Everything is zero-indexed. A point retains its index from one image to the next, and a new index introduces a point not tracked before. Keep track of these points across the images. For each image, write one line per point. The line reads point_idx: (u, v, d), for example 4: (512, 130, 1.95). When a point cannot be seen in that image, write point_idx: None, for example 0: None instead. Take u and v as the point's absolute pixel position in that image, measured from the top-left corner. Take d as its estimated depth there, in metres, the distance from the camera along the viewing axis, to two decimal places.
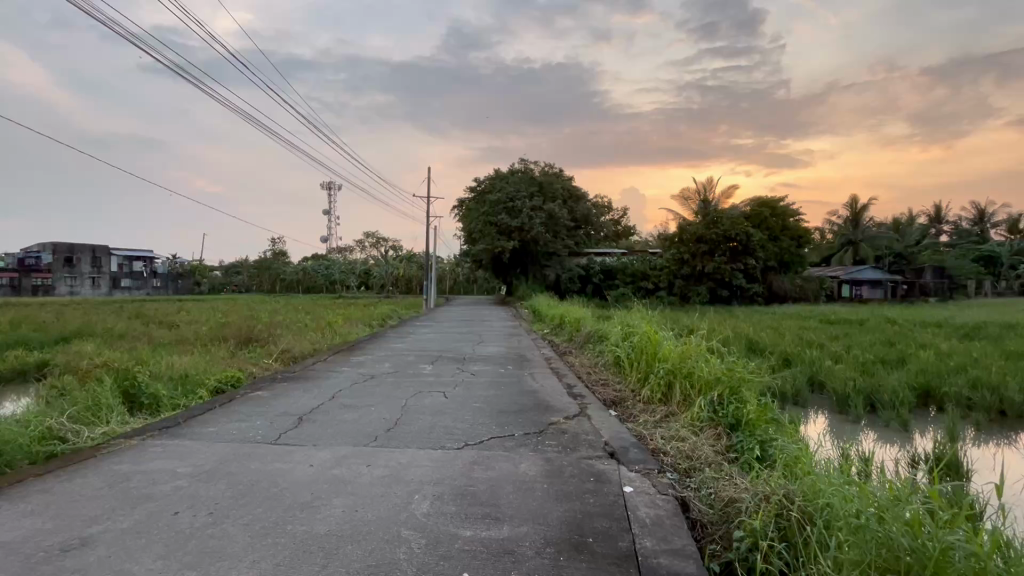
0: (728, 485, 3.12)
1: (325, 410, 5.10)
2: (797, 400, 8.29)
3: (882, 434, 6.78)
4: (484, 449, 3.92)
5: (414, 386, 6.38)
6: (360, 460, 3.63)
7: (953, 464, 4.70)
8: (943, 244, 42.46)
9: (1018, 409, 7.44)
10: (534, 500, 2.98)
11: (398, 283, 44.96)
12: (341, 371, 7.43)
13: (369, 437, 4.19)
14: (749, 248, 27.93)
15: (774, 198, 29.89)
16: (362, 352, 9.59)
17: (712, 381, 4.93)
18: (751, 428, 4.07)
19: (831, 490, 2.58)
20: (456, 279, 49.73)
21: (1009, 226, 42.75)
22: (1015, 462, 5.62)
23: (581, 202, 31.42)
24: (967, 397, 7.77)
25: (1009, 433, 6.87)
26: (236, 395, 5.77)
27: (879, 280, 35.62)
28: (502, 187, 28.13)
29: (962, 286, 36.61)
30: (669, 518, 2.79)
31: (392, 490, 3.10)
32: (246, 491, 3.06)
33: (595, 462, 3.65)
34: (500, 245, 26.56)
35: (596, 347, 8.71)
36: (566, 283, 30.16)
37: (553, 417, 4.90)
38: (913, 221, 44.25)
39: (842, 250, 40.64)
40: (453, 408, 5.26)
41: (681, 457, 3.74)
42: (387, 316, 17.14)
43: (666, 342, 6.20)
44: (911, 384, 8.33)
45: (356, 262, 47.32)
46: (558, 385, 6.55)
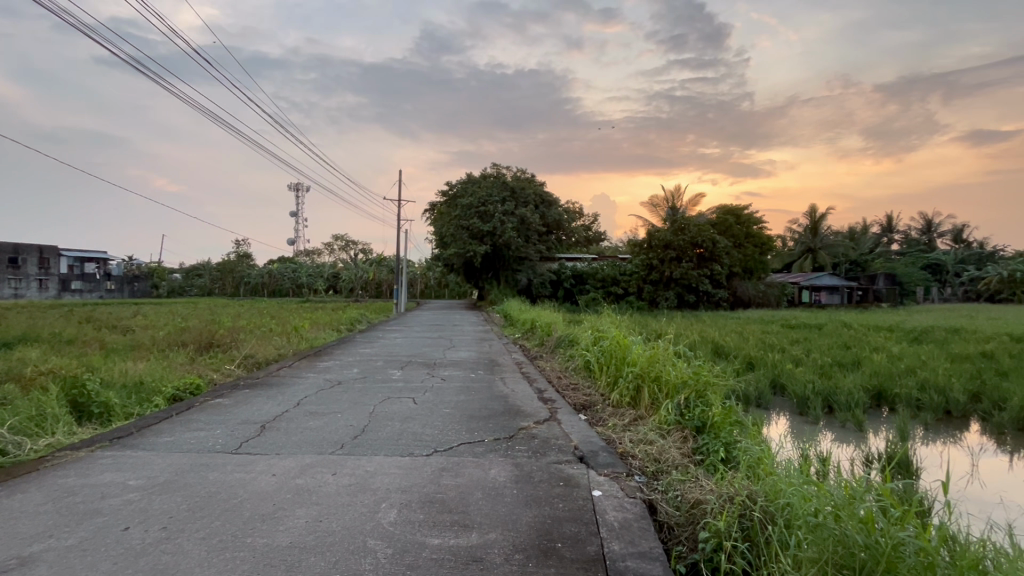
0: (693, 487, 3.18)
1: (289, 418, 4.95)
2: (760, 402, 8.56)
3: (840, 434, 7.06)
4: (454, 455, 3.87)
5: (382, 392, 6.27)
6: (326, 469, 3.53)
7: (903, 462, 4.93)
8: (894, 253, 44.72)
9: (962, 409, 7.88)
10: (503, 506, 2.96)
11: (368, 287, 44.27)
12: (306, 377, 7.22)
13: (335, 445, 4.10)
14: (715, 255, 28.76)
15: (738, 206, 30.75)
16: (330, 358, 9.37)
17: (678, 386, 5.04)
18: (716, 431, 4.17)
19: (791, 491, 2.66)
20: (427, 284, 49.38)
21: (953, 236, 45.41)
22: (959, 459, 5.95)
23: (553, 207, 31.64)
24: (917, 398, 8.18)
25: (954, 432, 7.25)
26: (195, 403, 5.55)
27: (836, 286, 37.21)
28: (474, 191, 28.08)
29: (912, 292, 38.62)
30: (637, 520, 2.82)
31: (359, 498, 3.03)
32: (202, 503, 2.93)
33: (564, 466, 3.67)
34: (472, 248, 26.55)
35: (567, 351, 8.79)
36: (537, 288, 30.30)
37: (523, 421, 4.91)
38: (867, 230, 46.50)
39: (802, 257, 42.35)
40: (422, 414, 5.19)
41: (648, 461, 3.80)
42: (355, 320, 16.83)
43: (635, 347, 6.29)
44: (865, 386, 8.71)
45: (325, 265, 46.48)
46: (529, 390, 6.55)
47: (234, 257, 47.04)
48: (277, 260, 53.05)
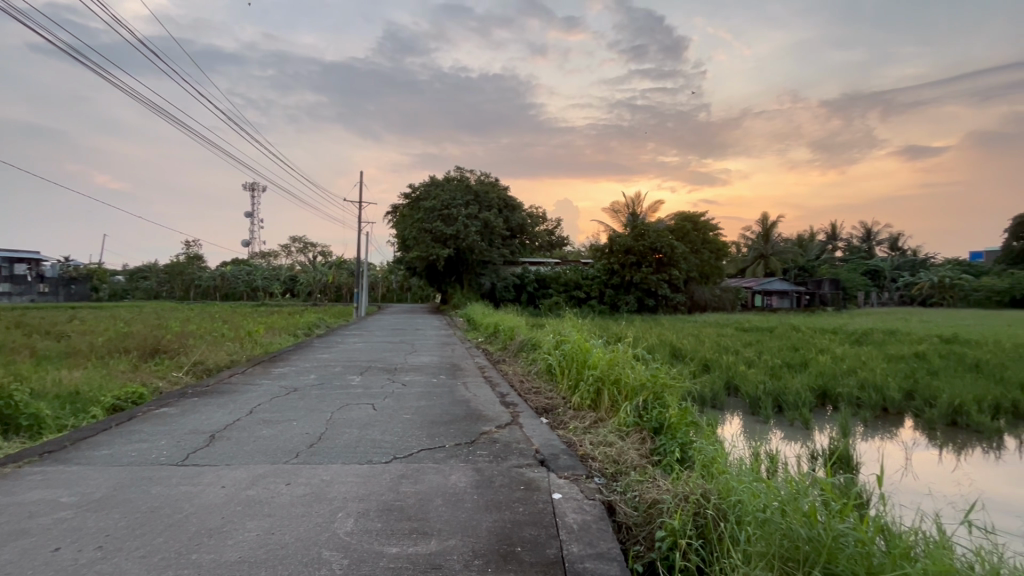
0: (651, 487, 3.25)
1: (241, 427, 4.74)
2: (715, 403, 8.86)
3: (789, 432, 7.40)
4: (414, 461, 3.82)
5: (340, 399, 6.11)
6: (278, 478, 3.41)
7: (844, 456, 5.22)
8: (837, 260, 47.38)
9: (897, 406, 8.43)
10: (463, 512, 2.94)
11: (327, 290, 43.21)
12: (260, 384, 6.95)
13: (289, 453, 3.96)
14: (673, 260, 29.64)
15: (695, 213, 31.64)
16: (285, 363, 9.06)
17: (637, 389, 5.17)
18: (673, 432, 4.30)
19: (741, 488, 2.75)
20: (389, 287, 48.68)
21: (890, 243, 48.45)
22: (894, 453, 6.35)
23: (516, 211, 31.74)
24: (857, 397, 8.66)
25: (891, 427, 7.73)
26: (138, 413, 5.25)
27: (786, 291, 39.03)
28: (438, 194, 27.90)
29: (853, 296, 40.96)
30: (595, 522, 2.86)
31: (314, 508, 2.94)
32: (143, 520, 2.77)
33: (525, 470, 3.69)
34: (435, 252, 26.36)
35: (529, 355, 8.84)
36: (500, 292, 30.33)
37: (485, 426, 4.90)
38: (813, 237, 49.00)
39: (754, 263, 44.21)
40: (382, 421, 5.08)
41: (608, 462, 3.86)
42: (313, 325, 16.32)
43: (595, 350, 6.40)
44: (811, 385, 9.16)
45: (282, 268, 45.12)
46: (491, 394, 6.56)
47: (183, 258, 44.89)
48: (230, 262, 50.91)
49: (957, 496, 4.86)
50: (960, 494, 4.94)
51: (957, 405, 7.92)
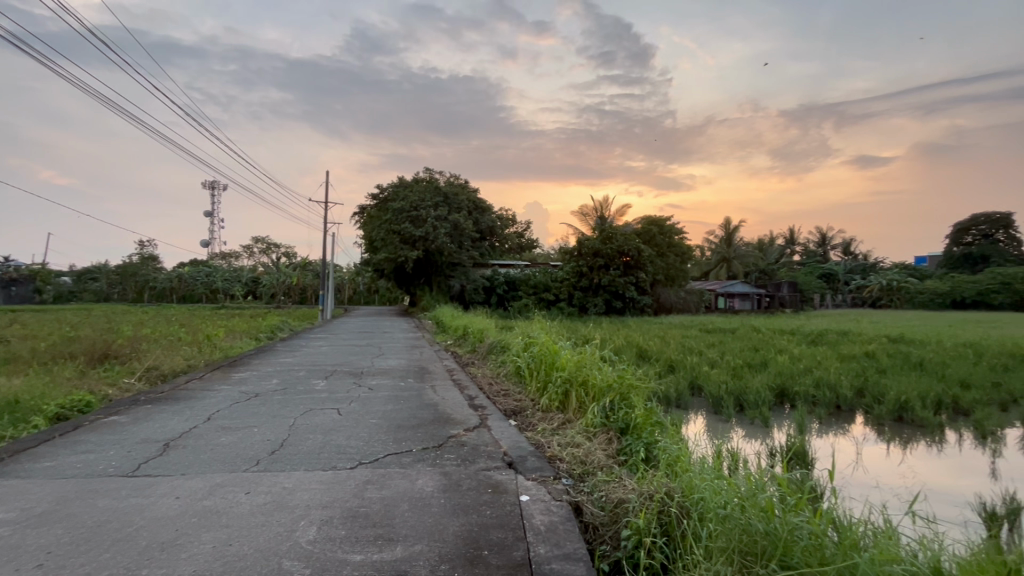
0: (617, 487, 3.29)
1: (198, 435, 4.56)
2: (679, 403, 9.06)
3: (749, 430, 7.65)
4: (380, 467, 3.76)
5: (304, 404, 5.95)
6: (238, 488, 3.30)
7: (800, 453, 5.43)
8: (795, 263, 49.34)
9: (849, 403, 8.82)
10: (430, 517, 2.91)
11: (291, 292, 42.14)
12: (219, 390, 6.69)
13: (249, 461, 3.84)
14: (640, 263, 30.24)
15: (661, 217, 32.33)
16: (247, 368, 8.77)
17: (604, 390, 5.24)
18: (639, 432, 4.38)
19: (704, 485, 2.83)
20: (356, 289, 47.87)
21: (843, 248, 50.77)
22: (847, 448, 6.65)
23: (486, 214, 31.75)
24: (813, 395, 9.01)
25: (844, 424, 8.09)
26: (84, 422, 4.97)
27: (747, 293, 40.30)
28: (406, 195, 27.60)
29: (810, 299, 42.70)
30: (562, 523, 2.88)
31: (274, 517, 2.85)
32: (89, 535, 2.62)
33: (493, 473, 3.68)
34: (404, 254, 26.05)
35: (498, 357, 8.84)
36: (470, 294, 30.18)
37: (452, 429, 4.87)
38: (773, 242, 50.84)
39: (718, 266, 45.50)
40: (347, 425, 4.99)
41: (576, 463, 3.90)
42: (276, 328, 15.85)
43: (563, 352, 6.45)
44: (770, 385, 9.49)
45: (243, 269, 43.84)
46: (460, 397, 6.52)
47: (136, 259, 42.87)
48: (188, 262, 48.94)
49: (902, 488, 5.13)
50: (905, 486, 5.22)
51: (903, 402, 8.35)
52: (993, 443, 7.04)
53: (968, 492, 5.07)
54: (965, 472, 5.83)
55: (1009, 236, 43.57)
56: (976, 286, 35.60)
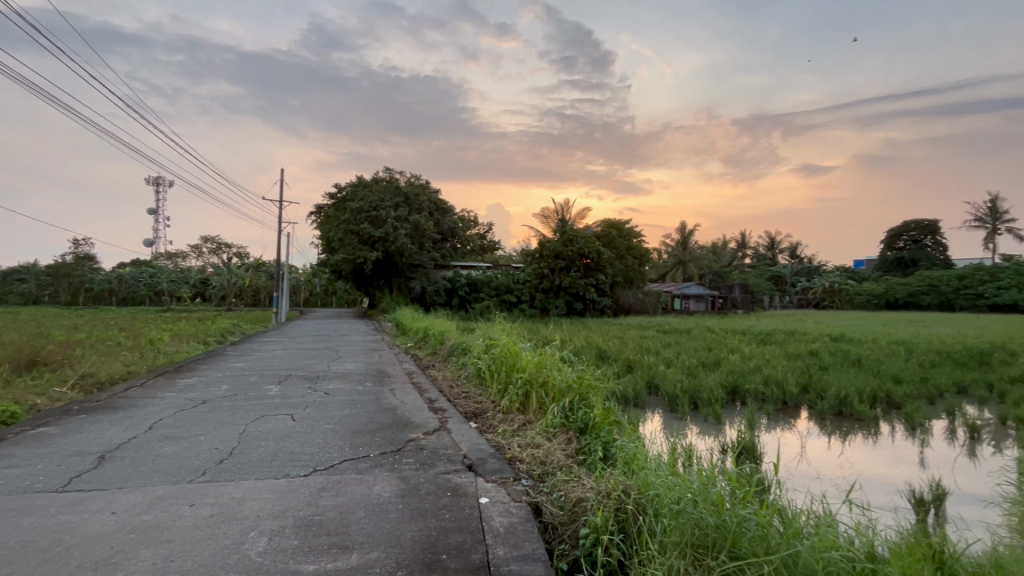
0: (576, 486, 3.33)
1: (138, 446, 4.30)
2: (637, 402, 9.28)
3: (703, 427, 7.92)
4: (335, 473, 3.66)
5: (256, 410, 5.72)
6: (182, 500, 3.13)
7: (749, 447, 5.66)
8: (745, 266, 51.45)
9: (795, 399, 9.27)
10: (387, 524, 2.85)
11: (243, 294, 40.48)
12: (162, 398, 6.34)
13: (195, 472, 3.65)
14: (600, 265, 30.82)
15: (621, 220, 33.02)
16: (194, 374, 8.35)
17: (563, 390, 5.30)
18: (597, 431, 4.46)
19: (659, 482, 2.90)
20: (313, 290, 46.47)
21: (791, 251, 53.39)
22: (793, 443, 6.97)
23: (447, 215, 31.52)
24: (762, 392, 9.42)
25: (790, 419, 8.50)
26: (8, 435, 4.59)
27: (702, 294, 41.68)
28: (365, 195, 27.06)
29: (759, 300, 44.62)
30: (521, 524, 2.89)
31: (221, 530, 2.73)
32: (11, 557, 2.43)
33: (452, 476, 3.65)
34: (363, 255, 25.51)
35: (460, 359, 8.77)
36: (431, 296, 29.82)
37: (411, 433, 4.80)
38: (726, 245, 52.87)
39: (674, 268, 46.85)
40: (302, 432, 4.83)
41: (535, 463, 3.92)
42: (226, 331, 15.12)
43: (524, 354, 6.49)
44: (723, 383, 9.85)
45: (191, 270, 41.71)
46: (419, 400, 6.43)
47: (71, 258, 40.04)
48: (128, 263, 45.98)
49: (841, 478, 5.44)
50: (844, 476, 5.53)
51: (843, 397, 8.85)
52: (922, 434, 7.58)
53: (900, 481, 5.42)
54: (898, 461, 6.25)
55: (936, 242, 47.03)
56: (907, 288, 38.30)
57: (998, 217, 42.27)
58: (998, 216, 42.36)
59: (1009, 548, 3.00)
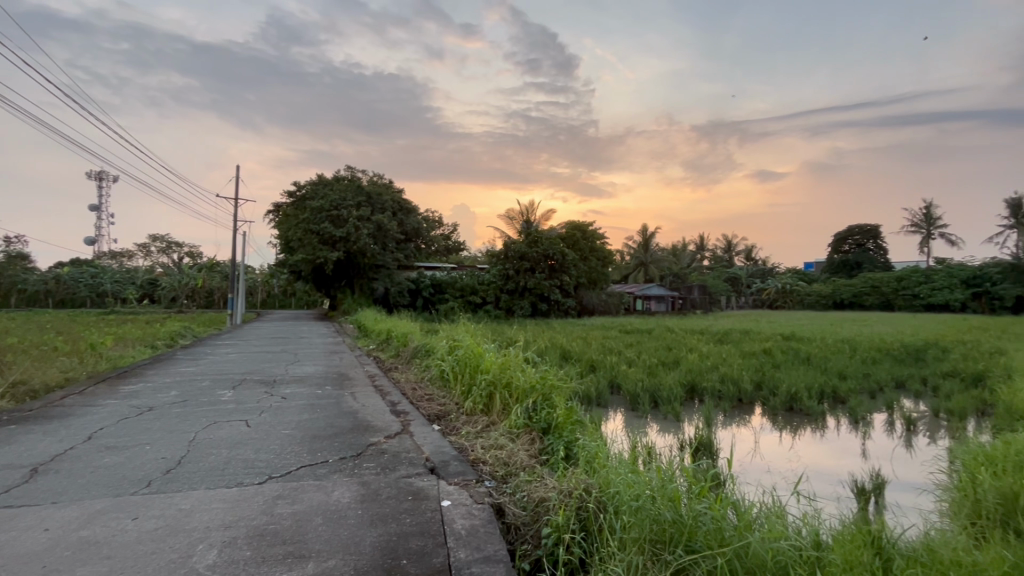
0: (538, 486, 3.35)
1: (76, 457, 4.04)
2: (599, 401, 9.43)
3: (663, 425, 8.12)
4: (292, 480, 3.55)
5: (207, 417, 5.48)
6: (123, 514, 2.95)
7: (705, 443, 5.84)
8: (704, 268, 53.16)
9: (750, 396, 9.62)
10: (345, 530, 2.79)
11: (196, 295, 38.77)
12: (104, 406, 5.98)
13: (139, 483, 3.45)
14: (565, 266, 31.19)
15: (584, 222, 33.52)
16: (139, 380, 7.91)
17: (527, 390, 5.33)
18: (560, 431, 4.51)
19: (619, 479, 2.95)
20: (270, 292, 44.97)
21: (746, 254, 55.56)
22: (747, 438, 7.23)
23: (411, 215, 31.08)
24: (719, 390, 9.76)
25: (744, 416, 8.82)
26: None
27: (663, 295, 42.77)
28: (326, 194, 26.42)
29: (716, 300, 46.17)
30: (483, 526, 2.88)
31: (167, 543, 2.60)
32: None
33: (414, 479, 3.60)
34: (323, 255, 24.86)
35: (423, 361, 8.67)
36: (395, 296, 29.38)
37: (372, 437, 4.70)
38: (685, 247, 54.41)
39: (636, 270, 48.05)
40: (257, 438, 4.67)
41: (498, 465, 3.91)
42: (177, 334, 14.40)
43: (488, 355, 6.47)
44: (682, 381, 10.13)
45: (138, 270, 39.58)
46: (381, 403, 6.31)
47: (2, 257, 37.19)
48: (67, 263, 43.04)
49: (790, 471, 5.70)
50: (792, 469, 5.79)
51: (793, 394, 9.27)
52: (865, 426, 8.05)
53: (844, 471, 5.73)
54: (843, 454, 6.60)
55: (877, 246, 49.94)
56: (851, 289, 40.47)
57: (932, 223, 45.29)
58: (931, 222, 45.41)
59: (941, 533, 3.22)
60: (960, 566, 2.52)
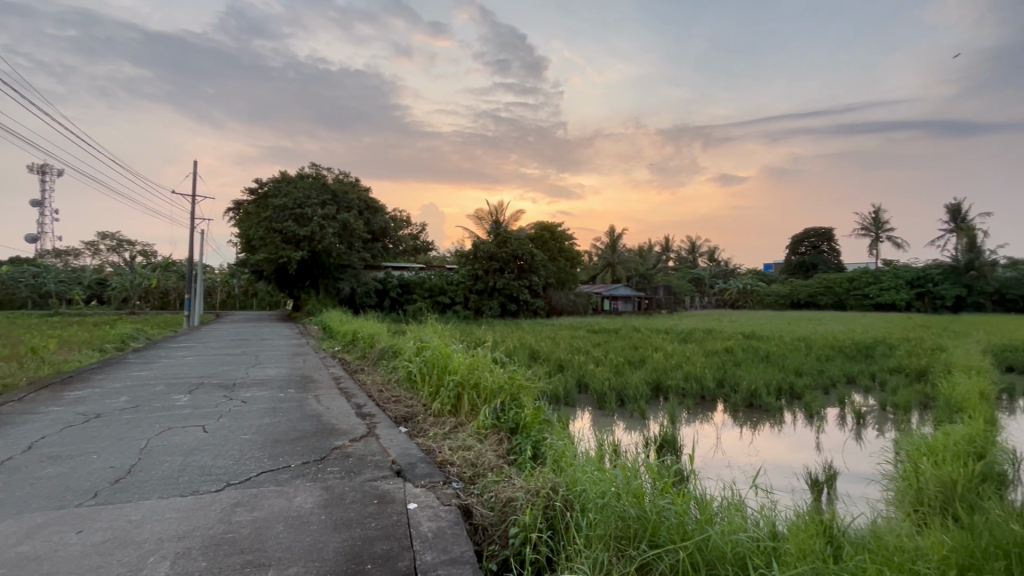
0: (506, 486, 3.35)
1: (13, 468, 3.79)
2: (567, 400, 9.50)
3: (629, 422, 8.28)
4: (251, 486, 3.43)
5: (161, 423, 5.24)
6: (66, 527, 2.79)
7: (669, 440, 6.00)
8: (668, 269, 54.44)
9: (712, 393, 9.89)
10: (307, 536, 2.71)
11: (149, 296, 37.09)
12: (46, 413, 5.63)
13: (84, 494, 3.27)
14: (533, 267, 31.36)
15: (553, 223, 33.84)
16: (86, 385, 7.48)
17: (494, 391, 5.34)
18: (528, 431, 4.54)
19: (585, 478, 3.00)
20: (230, 292, 43.45)
21: (709, 255, 57.26)
22: (709, 435, 7.44)
23: (379, 214, 30.59)
24: (683, 387, 10.02)
25: (707, 413, 9.07)
26: None
27: (629, 295, 43.54)
28: (290, 191, 25.69)
29: (681, 300, 47.30)
30: (450, 527, 2.86)
31: (115, 556, 2.47)
32: None
33: (380, 482, 3.54)
34: (286, 254, 24.16)
35: (390, 363, 8.55)
36: (361, 297, 28.86)
37: (337, 440, 4.60)
38: (651, 248, 55.62)
39: (603, 270, 48.85)
40: (214, 444, 4.49)
41: (466, 466, 3.89)
42: (128, 337, 13.70)
43: (456, 356, 6.44)
44: (648, 380, 10.36)
45: (86, 270, 37.50)
46: (346, 406, 6.19)
47: None
48: (6, 261, 40.30)
49: (748, 465, 5.90)
50: (751, 463, 5.99)
51: (753, 390, 9.60)
52: (818, 420, 8.44)
53: (799, 464, 5.97)
54: (799, 447, 6.87)
55: (831, 248, 52.33)
56: (807, 289, 42.24)
57: (880, 227, 47.80)
58: (880, 225, 47.91)
59: (888, 520, 3.39)
60: (903, 551, 2.67)
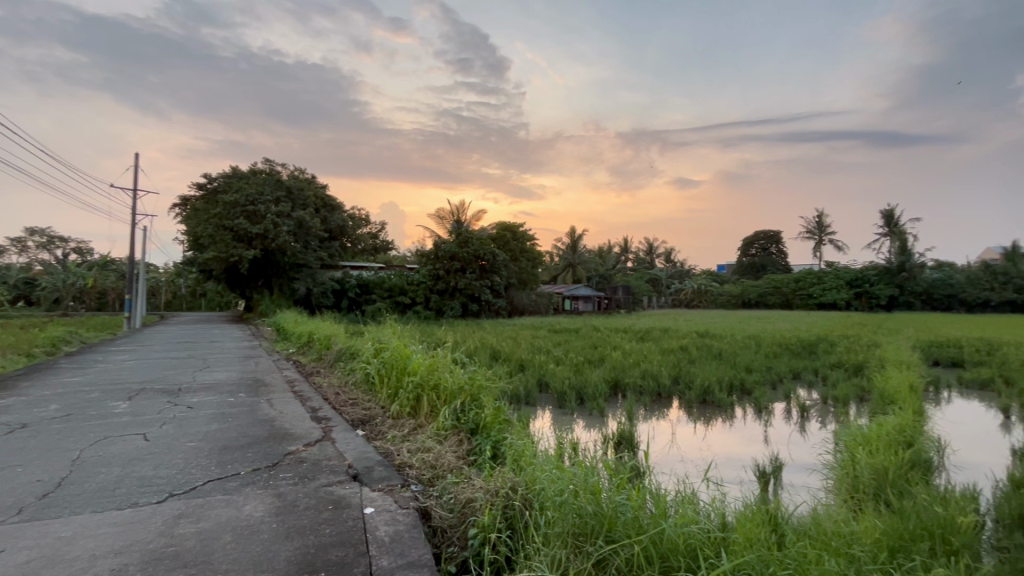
0: (465, 487, 3.33)
1: None
2: (527, 399, 9.55)
3: (588, 421, 8.39)
4: (197, 496, 3.27)
5: (97, 432, 4.90)
6: None
7: (627, 437, 6.14)
8: (627, 270, 55.72)
9: (668, 390, 10.19)
10: (257, 546, 2.61)
11: (84, 296, 34.66)
12: None
13: (7, 511, 3.03)
14: (495, 267, 31.39)
15: (514, 223, 34.03)
16: (9, 393, 6.91)
17: (454, 392, 5.30)
18: (487, 431, 4.54)
19: (544, 477, 3.02)
20: (176, 292, 41.24)
21: (665, 256, 59.01)
22: (666, 431, 7.65)
23: (336, 212, 29.78)
24: (640, 385, 10.25)
25: (663, 409, 9.32)
26: None
27: (589, 295, 44.26)
28: (241, 187, 24.64)
29: (638, 300, 48.46)
30: (408, 531, 2.82)
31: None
32: None
33: (335, 488, 3.45)
34: (237, 253, 23.15)
35: (347, 364, 8.34)
36: (318, 298, 28.04)
37: (290, 446, 4.45)
38: (610, 249, 56.75)
39: (564, 270, 49.43)
40: (155, 452, 4.25)
41: (425, 468, 3.85)
42: (60, 340, 12.74)
43: (416, 357, 6.35)
44: (606, 378, 10.53)
45: (12, 268, 34.61)
46: (301, 410, 5.98)
47: None
48: None
49: (701, 459, 6.12)
50: (704, 457, 6.20)
51: (706, 387, 9.94)
52: (766, 414, 8.83)
53: (749, 457, 6.23)
54: (748, 441, 7.17)
55: (778, 250, 54.93)
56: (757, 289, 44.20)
57: (823, 230, 50.54)
58: (822, 229, 50.66)
59: (829, 507, 3.59)
60: (840, 536, 2.83)
